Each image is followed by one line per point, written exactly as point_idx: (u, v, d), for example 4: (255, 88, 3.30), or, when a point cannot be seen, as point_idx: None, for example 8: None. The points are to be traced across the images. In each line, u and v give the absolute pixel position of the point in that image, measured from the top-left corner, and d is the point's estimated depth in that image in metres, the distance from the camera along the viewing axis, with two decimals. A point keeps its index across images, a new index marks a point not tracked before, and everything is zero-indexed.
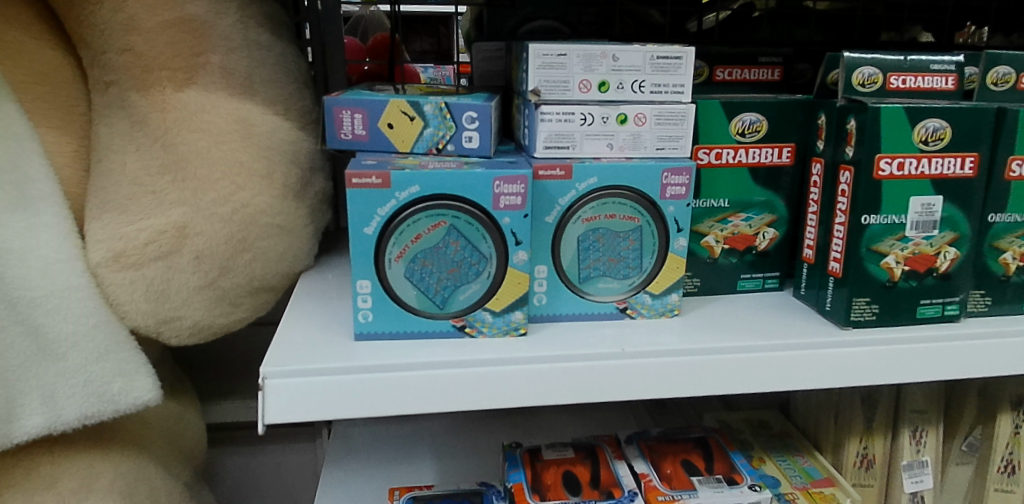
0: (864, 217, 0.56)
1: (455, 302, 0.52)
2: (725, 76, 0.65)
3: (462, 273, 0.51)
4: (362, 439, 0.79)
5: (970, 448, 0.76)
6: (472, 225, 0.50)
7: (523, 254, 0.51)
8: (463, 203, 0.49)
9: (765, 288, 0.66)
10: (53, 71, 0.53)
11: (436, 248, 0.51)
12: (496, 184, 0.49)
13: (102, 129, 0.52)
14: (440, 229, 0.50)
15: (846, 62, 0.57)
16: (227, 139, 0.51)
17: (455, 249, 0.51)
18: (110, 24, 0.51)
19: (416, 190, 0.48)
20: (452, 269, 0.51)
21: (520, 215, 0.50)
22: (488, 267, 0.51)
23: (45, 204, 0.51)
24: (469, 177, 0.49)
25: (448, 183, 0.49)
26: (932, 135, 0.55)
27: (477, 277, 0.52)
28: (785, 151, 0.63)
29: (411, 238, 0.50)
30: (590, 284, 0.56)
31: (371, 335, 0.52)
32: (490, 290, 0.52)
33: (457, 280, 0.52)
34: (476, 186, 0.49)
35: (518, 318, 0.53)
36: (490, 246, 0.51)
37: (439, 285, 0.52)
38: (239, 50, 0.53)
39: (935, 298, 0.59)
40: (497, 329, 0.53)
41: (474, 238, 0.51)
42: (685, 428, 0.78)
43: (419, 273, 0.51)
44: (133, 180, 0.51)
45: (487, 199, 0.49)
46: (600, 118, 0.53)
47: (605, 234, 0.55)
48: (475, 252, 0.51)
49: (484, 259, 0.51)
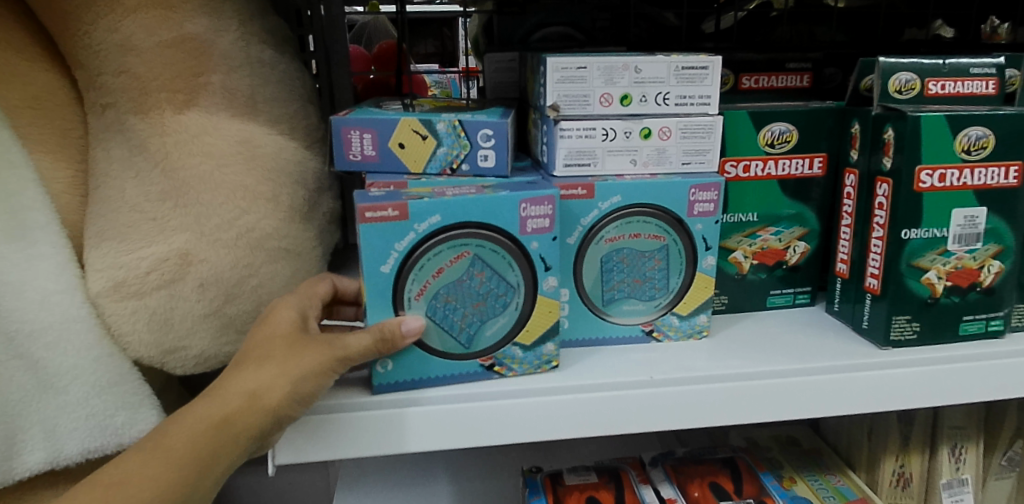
0: (904, 232, 0.53)
1: (481, 340, 0.48)
2: (751, 84, 0.63)
3: (488, 309, 0.48)
4: (375, 463, 0.76)
5: (1009, 462, 0.73)
6: (499, 254, 0.47)
7: (553, 280, 0.48)
8: (487, 230, 0.46)
9: (796, 303, 0.63)
10: (48, 94, 0.50)
11: (459, 282, 0.47)
12: (523, 206, 0.46)
13: (100, 154, 0.49)
14: (463, 261, 0.46)
15: (881, 67, 0.54)
16: (230, 162, 0.49)
17: (480, 281, 0.47)
18: (106, 45, 0.48)
19: (438, 220, 0.45)
20: (477, 303, 0.47)
21: (548, 238, 0.47)
22: (515, 298, 0.48)
23: (42, 233, 0.48)
24: (492, 200, 0.45)
25: (471, 210, 0.45)
26: (975, 143, 0.52)
27: (505, 310, 0.48)
28: (816, 161, 0.60)
29: (433, 273, 0.46)
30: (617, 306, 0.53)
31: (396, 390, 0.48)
32: (518, 323, 0.48)
33: (483, 315, 0.48)
34: (503, 211, 0.46)
35: (551, 350, 0.50)
36: (517, 274, 0.47)
37: (464, 323, 0.47)
38: (241, 69, 0.51)
39: (979, 313, 0.56)
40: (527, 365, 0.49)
41: (500, 267, 0.47)
42: (713, 448, 0.75)
43: (442, 311, 0.47)
44: (133, 206, 0.48)
45: (513, 223, 0.46)
46: (623, 133, 0.51)
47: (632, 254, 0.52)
48: (502, 284, 0.47)
49: (511, 289, 0.48)
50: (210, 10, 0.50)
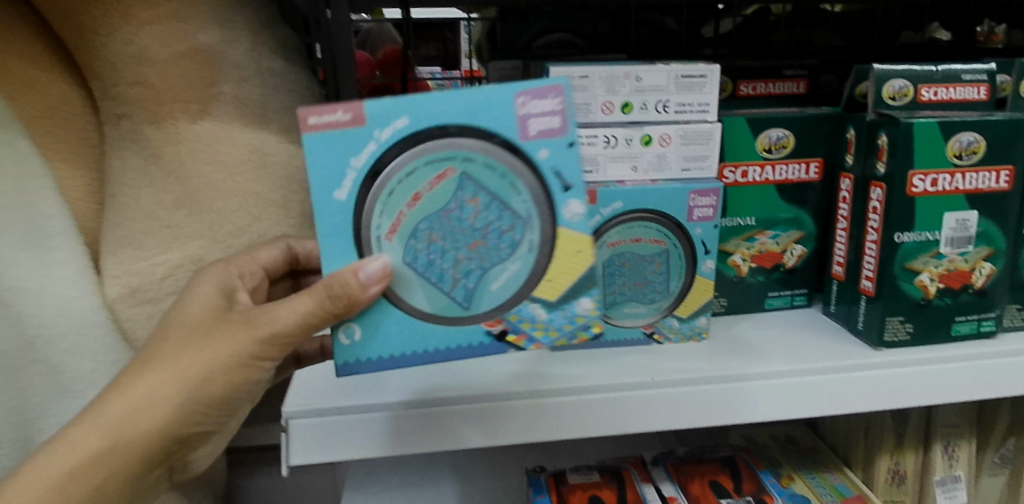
0: (897, 235, 0.55)
1: (482, 284, 0.44)
2: (749, 90, 0.64)
3: (490, 248, 0.43)
4: (382, 462, 0.78)
5: (1002, 460, 0.74)
6: (494, 171, 0.42)
7: (576, 204, 0.43)
8: (475, 134, 0.41)
9: (793, 305, 0.65)
10: (64, 104, 0.51)
11: (445, 213, 0.42)
12: (519, 101, 0.41)
13: (116, 162, 0.51)
14: (449, 184, 0.42)
15: (876, 74, 0.56)
16: (242, 170, 0.50)
17: (472, 211, 0.42)
18: (120, 56, 0.49)
19: (404, 124, 0.41)
20: (471, 240, 0.43)
21: (558, 143, 0.42)
22: (519, 232, 0.43)
23: (59, 240, 0.50)
24: (476, 95, 0.41)
25: (445, 112, 0.41)
26: (966, 148, 0.54)
27: (506, 246, 0.43)
28: (813, 166, 0.61)
29: (409, 201, 0.42)
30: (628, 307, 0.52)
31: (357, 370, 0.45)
32: (539, 272, 0.44)
33: (480, 254, 0.43)
34: (490, 111, 0.41)
35: (586, 311, 0.45)
36: (520, 199, 0.42)
37: (457, 267, 0.43)
38: (253, 78, 0.51)
39: (971, 314, 0.57)
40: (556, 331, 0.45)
41: (499, 190, 0.42)
42: (713, 447, 0.76)
43: (426, 252, 0.43)
44: (149, 214, 0.50)
45: (511, 128, 0.41)
46: (622, 141, 0.52)
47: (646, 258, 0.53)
48: (504, 213, 0.42)
49: (514, 221, 0.43)
50: (221, 21, 0.50)
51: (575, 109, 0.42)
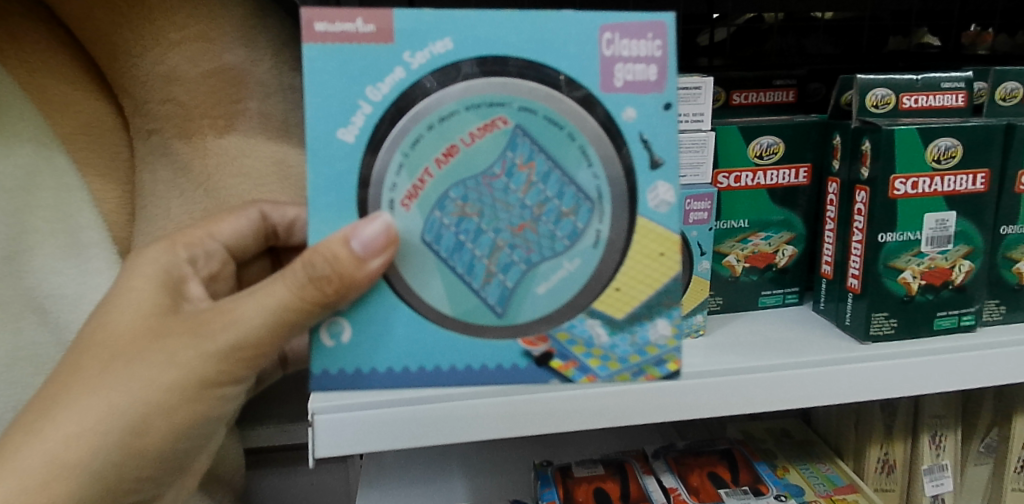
0: (880, 235, 0.58)
1: (535, 266, 0.46)
2: (741, 99, 0.68)
3: (543, 231, 0.46)
4: (395, 459, 0.81)
5: (987, 449, 0.77)
6: (562, 132, 0.45)
7: (665, 187, 0.46)
8: (541, 77, 0.44)
9: (786, 303, 0.68)
10: (98, 122, 0.55)
11: (488, 177, 0.45)
12: (605, 37, 0.44)
13: (147, 176, 0.55)
14: (506, 141, 0.45)
15: (859, 84, 0.59)
16: (266, 181, 0.53)
17: (523, 179, 0.45)
18: (152, 75, 0.52)
19: (449, 45, 0.43)
20: (520, 209, 0.45)
21: (640, 99, 0.45)
22: (581, 208, 0.46)
23: (95, 250, 0.55)
24: (561, 35, 0.44)
25: (502, 46, 0.44)
26: (944, 153, 0.57)
27: (557, 218, 0.45)
28: (802, 171, 0.65)
29: (445, 150, 0.44)
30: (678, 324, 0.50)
31: (329, 381, 0.47)
32: (603, 273, 0.47)
33: (529, 228, 0.45)
34: (557, 47, 0.44)
35: (662, 336, 0.49)
36: (584, 168, 0.45)
37: (499, 238, 0.45)
38: (275, 95, 0.54)
39: (951, 309, 0.61)
40: (616, 356, 0.49)
41: (563, 161, 0.45)
42: (711, 440, 0.80)
43: (461, 213, 0.45)
44: (179, 224, 0.53)
45: (595, 78, 0.44)
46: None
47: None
48: (567, 189, 0.45)
49: (570, 194, 0.45)
50: (246, 41, 0.53)
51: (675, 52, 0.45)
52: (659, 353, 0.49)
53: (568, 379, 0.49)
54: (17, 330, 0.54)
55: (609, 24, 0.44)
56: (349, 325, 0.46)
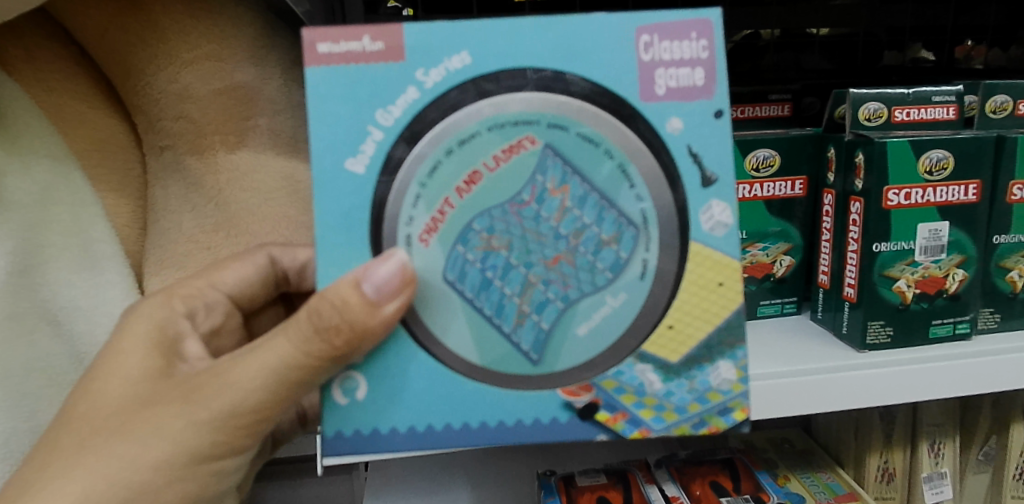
0: (875, 245, 0.60)
1: (573, 304, 0.43)
2: (738, 114, 0.69)
3: (583, 264, 0.42)
4: (400, 470, 0.82)
5: (986, 457, 0.78)
6: (598, 151, 0.42)
7: (722, 204, 0.43)
8: (577, 86, 0.42)
9: (784, 312, 0.69)
10: (111, 139, 0.57)
11: (516, 205, 0.42)
12: (642, 39, 0.42)
13: (159, 191, 0.56)
14: (535, 163, 0.42)
15: (852, 98, 0.61)
16: (276, 195, 0.54)
17: (558, 207, 0.42)
18: (165, 93, 0.54)
19: (468, 59, 0.41)
20: (553, 241, 0.42)
21: (687, 109, 0.42)
22: (627, 238, 0.42)
23: (108, 263, 0.56)
24: (591, 43, 0.42)
25: (522, 58, 0.41)
26: (936, 165, 0.59)
27: (598, 247, 0.42)
28: (798, 183, 0.66)
29: (467, 177, 0.42)
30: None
31: (341, 445, 0.43)
32: (659, 305, 0.43)
33: (565, 261, 0.42)
34: (586, 54, 0.42)
35: (728, 375, 0.44)
36: (631, 191, 0.42)
37: (532, 274, 0.42)
38: (284, 112, 0.56)
39: (946, 318, 0.62)
40: (673, 404, 0.44)
41: (607, 188, 0.42)
42: (712, 450, 0.81)
43: (487, 246, 0.42)
44: (190, 237, 0.55)
45: (634, 86, 0.42)
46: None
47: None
48: (608, 215, 0.42)
49: (613, 220, 0.42)
50: (256, 60, 0.55)
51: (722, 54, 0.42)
52: (727, 401, 0.44)
53: (618, 435, 0.44)
54: (31, 343, 0.53)
55: (644, 31, 0.42)
56: (363, 379, 0.42)
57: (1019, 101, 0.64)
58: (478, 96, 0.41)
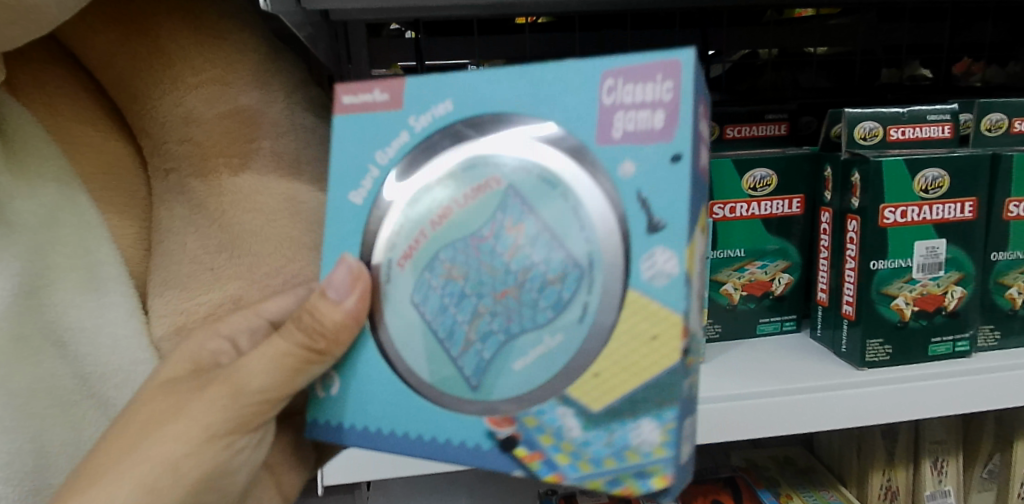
0: (873, 263, 0.60)
1: (513, 344, 0.39)
2: (735, 133, 0.70)
3: (525, 301, 0.38)
4: (402, 491, 0.81)
5: (989, 474, 0.78)
6: (557, 195, 0.38)
7: (669, 256, 0.36)
8: (541, 128, 0.38)
9: (783, 330, 0.69)
10: (116, 162, 0.58)
11: (475, 241, 0.39)
12: (609, 82, 0.37)
13: (164, 213, 0.57)
14: (498, 202, 0.39)
15: (847, 118, 0.61)
16: (279, 217, 0.54)
17: (507, 243, 0.38)
18: (170, 117, 0.55)
19: (450, 107, 0.40)
20: (501, 279, 0.38)
21: (648, 153, 0.36)
22: (576, 282, 0.38)
23: (114, 284, 0.56)
24: (558, 84, 0.38)
25: (496, 100, 0.39)
26: (932, 183, 0.59)
27: (546, 290, 0.38)
28: (796, 201, 0.67)
29: (438, 213, 0.41)
30: (682, 432, 0.37)
31: (318, 432, 0.43)
32: (590, 355, 0.38)
33: (509, 300, 0.38)
34: (554, 95, 0.38)
35: (653, 437, 0.37)
36: (584, 233, 0.37)
37: (478, 311, 0.39)
38: (287, 134, 0.57)
39: (946, 335, 0.62)
40: (589, 456, 0.38)
41: (559, 225, 0.38)
42: (715, 468, 0.81)
43: (448, 282, 0.40)
44: (193, 258, 0.54)
45: (591, 127, 0.37)
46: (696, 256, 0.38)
47: (701, 347, 0.39)
48: (555, 254, 0.38)
49: (563, 262, 0.38)
50: (260, 84, 0.57)
51: (694, 95, 0.35)
52: (645, 464, 0.37)
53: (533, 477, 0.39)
54: (37, 364, 0.53)
55: (612, 67, 0.37)
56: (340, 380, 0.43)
57: (1014, 119, 0.65)
58: (456, 141, 0.40)
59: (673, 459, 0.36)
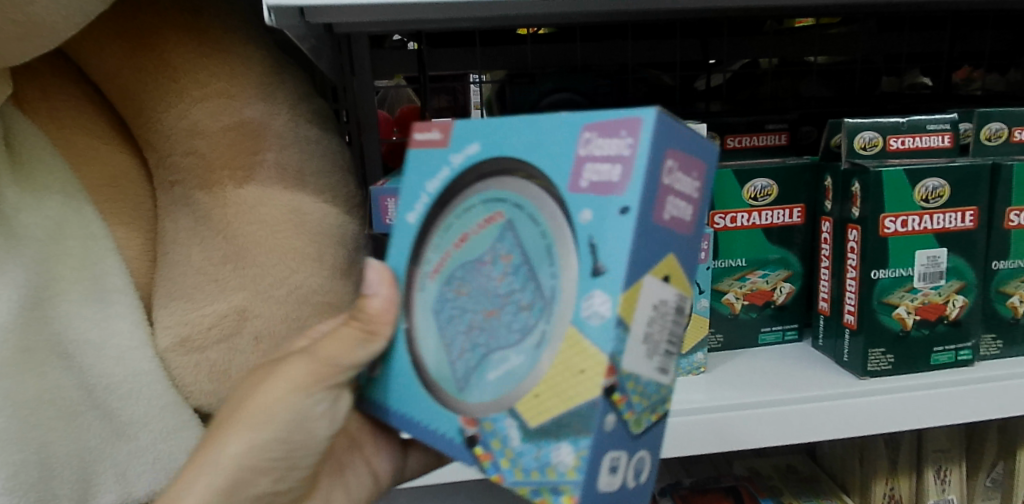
0: (873, 272, 0.60)
1: (486, 369, 0.36)
2: (735, 143, 0.70)
3: (502, 325, 0.36)
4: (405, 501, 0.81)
5: (993, 483, 0.77)
6: (538, 230, 0.35)
7: (602, 300, 0.32)
8: (530, 174, 0.36)
9: (785, 339, 0.70)
10: (122, 175, 0.59)
11: (478, 265, 0.37)
12: (587, 136, 0.34)
13: (169, 224, 0.57)
14: (498, 233, 0.37)
15: (847, 128, 0.62)
16: (282, 228, 0.55)
17: (500, 270, 0.36)
18: (175, 130, 0.55)
19: (475, 150, 0.39)
20: (491, 304, 0.36)
21: (607, 204, 0.32)
22: (542, 314, 0.34)
23: (118, 296, 0.57)
24: (554, 133, 0.35)
25: (509, 142, 0.37)
26: (932, 193, 0.60)
27: (519, 324, 0.35)
28: (796, 211, 0.67)
29: (456, 239, 0.39)
30: (603, 460, 0.33)
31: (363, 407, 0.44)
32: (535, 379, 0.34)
33: (491, 327, 0.36)
34: (549, 141, 0.36)
35: (568, 461, 0.32)
36: (551, 271, 0.34)
37: (470, 334, 0.37)
38: (291, 146, 0.58)
39: (948, 344, 0.62)
40: (521, 467, 0.34)
41: (535, 255, 0.35)
42: (717, 477, 0.81)
43: (451, 302, 0.38)
44: (199, 269, 0.55)
45: (565, 175, 0.34)
46: (663, 310, 0.33)
47: (651, 385, 0.34)
48: (530, 286, 0.35)
49: (534, 294, 0.35)
50: (264, 96, 0.57)
51: (650, 154, 0.31)
52: (557, 482, 0.32)
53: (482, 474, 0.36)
54: (42, 376, 0.51)
55: (597, 116, 0.34)
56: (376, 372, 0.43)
57: (1014, 128, 0.65)
58: (478, 177, 0.39)
59: (584, 483, 0.32)
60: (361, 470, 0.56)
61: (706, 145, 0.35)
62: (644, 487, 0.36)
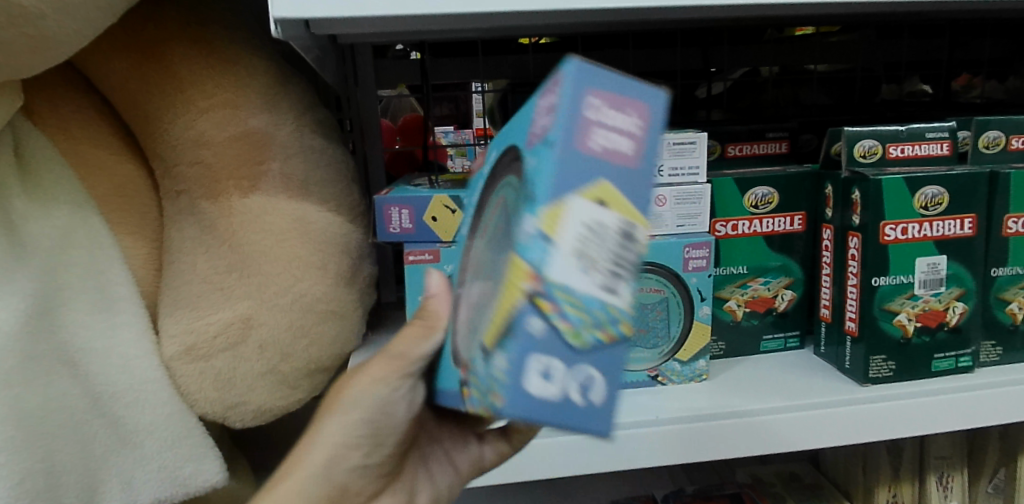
0: (874, 279, 0.60)
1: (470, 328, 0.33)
2: (736, 151, 0.71)
3: (485, 279, 0.33)
4: None
5: (995, 489, 0.77)
6: (513, 182, 0.33)
7: (523, 221, 0.28)
8: (515, 145, 0.34)
9: (787, 347, 0.70)
10: (129, 185, 0.60)
11: (485, 234, 0.35)
12: (542, 100, 0.32)
13: (174, 233, 0.58)
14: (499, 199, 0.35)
15: (847, 136, 0.62)
16: (287, 237, 0.56)
17: (496, 228, 0.34)
18: (182, 140, 0.56)
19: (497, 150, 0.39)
20: (484, 263, 0.34)
21: (539, 142, 0.30)
22: (502, 250, 0.31)
23: (124, 304, 0.57)
24: (532, 102, 0.34)
25: (514, 125, 0.37)
26: (931, 200, 0.60)
27: (492, 272, 0.32)
28: (797, 218, 0.67)
29: (481, 223, 0.38)
30: (532, 365, 0.28)
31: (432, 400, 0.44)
32: (483, 309, 0.31)
33: (482, 286, 0.33)
34: (530, 112, 0.34)
35: (496, 369, 0.28)
36: (514, 210, 0.31)
37: (472, 303, 0.35)
38: (296, 156, 0.58)
39: (948, 351, 0.63)
40: (475, 393, 0.31)
41: (510, 201, 0.32)
42: (720, 484, 0.82)
43: (469, 281, 0.37)
44: (204, 278, 0.55)
45: (526, 135, 0.33)
46: (601, 230, 0.28)
47: (594, 299, 0.28)
48: (502, 230, 0.32)
49: (504, 236, 0.32)
50: (269, 107, 0.58)
51: (570, 89, 0.29)
52: (490, 391, 0.29)
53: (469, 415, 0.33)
54: (48, 384, 0.52)
55: (546, 84, 0.33)
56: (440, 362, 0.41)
57: (1012, 135, 0.65)
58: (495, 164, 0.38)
59: (506, 388, 0.28)
60: (444, 467, 0.54)
61: (643, 87, 0.31)
62: (604, 410, 0.30)
